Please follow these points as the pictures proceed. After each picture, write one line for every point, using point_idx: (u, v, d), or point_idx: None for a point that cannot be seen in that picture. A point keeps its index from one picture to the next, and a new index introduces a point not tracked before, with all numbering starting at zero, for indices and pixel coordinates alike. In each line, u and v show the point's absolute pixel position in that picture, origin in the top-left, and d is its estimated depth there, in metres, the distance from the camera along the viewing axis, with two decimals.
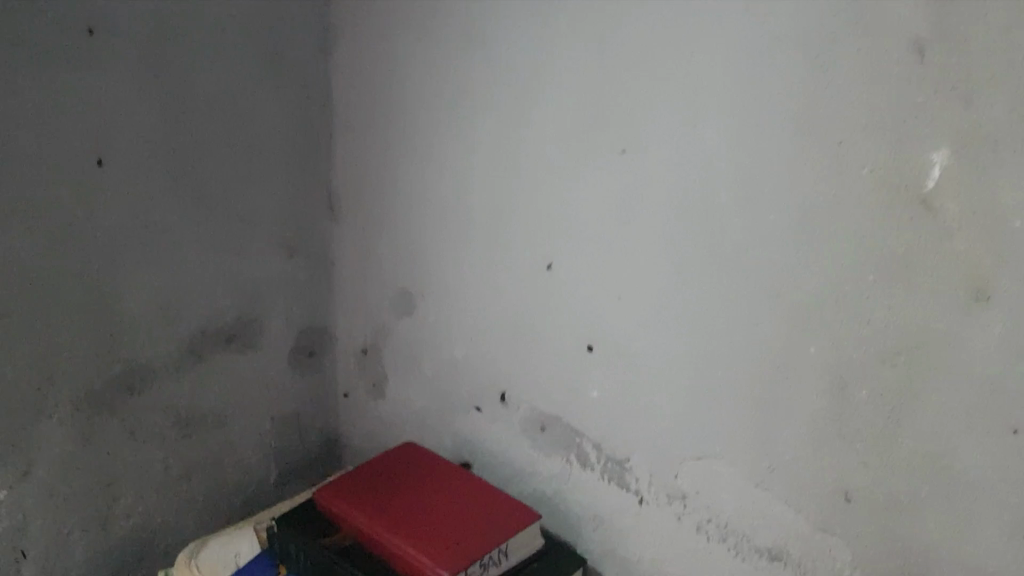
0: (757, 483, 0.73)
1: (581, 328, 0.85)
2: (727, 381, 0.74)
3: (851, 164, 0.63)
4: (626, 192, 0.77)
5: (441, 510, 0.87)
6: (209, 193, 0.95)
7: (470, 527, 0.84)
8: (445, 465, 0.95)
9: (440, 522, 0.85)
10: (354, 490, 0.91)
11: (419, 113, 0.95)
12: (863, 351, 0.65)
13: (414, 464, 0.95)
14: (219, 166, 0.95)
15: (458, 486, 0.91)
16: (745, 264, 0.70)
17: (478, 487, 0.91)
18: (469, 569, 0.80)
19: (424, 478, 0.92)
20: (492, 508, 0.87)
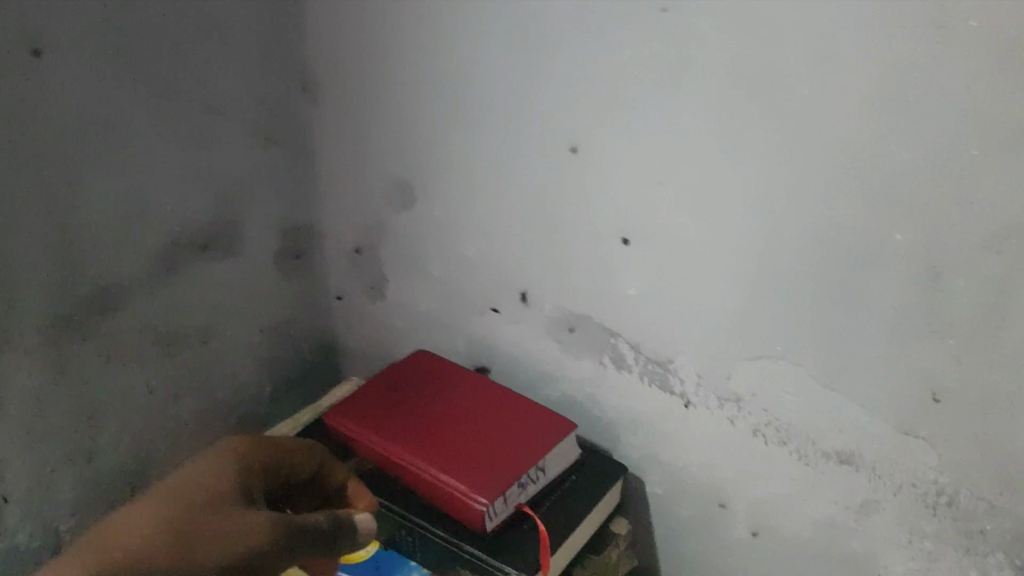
0: (828, 385, 0.68)
1: (614, 219, 0.76)
2: (793, 273, 0.66)
3: (957, 16, 0.53)
4: (670, 61, 0.67)
5: (465, 426, 0.80)
6: (167, 82, 0.81)
7: (502, 443, 0.78)
8: (461, 374, 0.88)
9: (467, 439, 0.78)
10: (365, 405, 0.83)
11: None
12: (963, 237, 0.57)
13: (427, 374, 0.87)
14: (179, 46, 0.81)
15: (479, 396, 0.84)
16: (822, 140, 0.61)
17: (500, 396, 0.84)
18: (508, 493, 0.73)
19: (440, 388, 0.85)
20: (521, 420, 0.81)
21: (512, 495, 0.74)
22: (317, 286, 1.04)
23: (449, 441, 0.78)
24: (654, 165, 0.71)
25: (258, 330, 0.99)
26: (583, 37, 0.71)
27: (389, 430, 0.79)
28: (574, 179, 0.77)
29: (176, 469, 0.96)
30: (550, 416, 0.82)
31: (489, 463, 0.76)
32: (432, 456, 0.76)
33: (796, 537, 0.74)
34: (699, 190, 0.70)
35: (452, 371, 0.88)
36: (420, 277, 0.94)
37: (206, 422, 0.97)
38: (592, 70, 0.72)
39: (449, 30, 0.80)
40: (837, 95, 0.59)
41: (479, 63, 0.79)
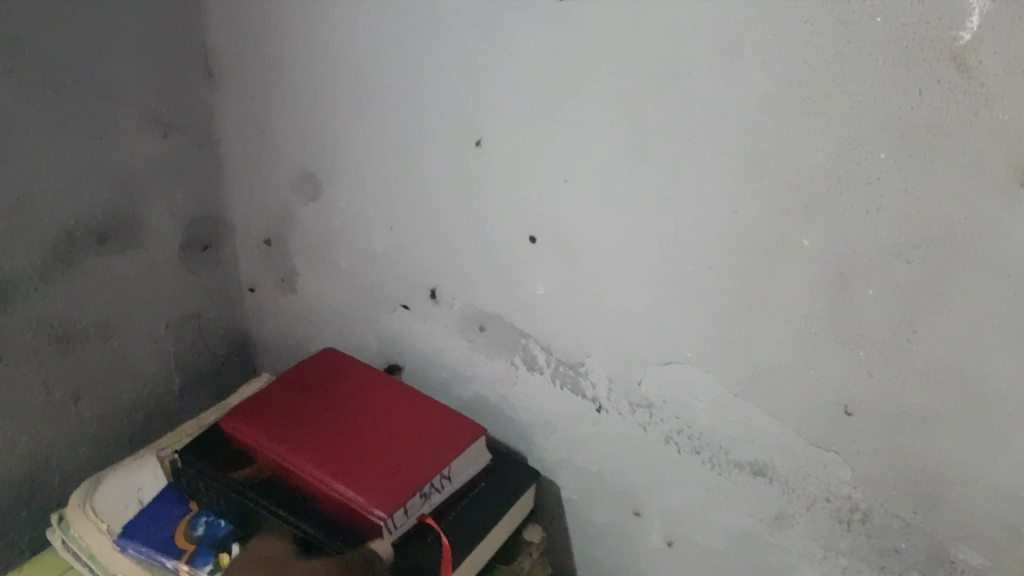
0: (735, 393, 0.64)
1: (520, 215, 0.72)
2: (700, 276, 0.63)
3: (864, 9, 0.49)
4: (574, 50, 0.63)
5: (369, 434, 0.75)
6: (53, 64, 0.74)
7: (406, 451, 0.73)
8: (371, 381, 0.83)
9: (370, 447, 0.74)
10: (266, 413, 0.78)
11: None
12: (871, 244, 0.53)
13: (336, 382, 0.83)
14: (68, 27, 0.74)
15: (387, 405, 0.79)
16: (726, 138, 0.57)
17: (410, 404, 0.79)
18: (408, 504, 0.68)
19: (347, 397, 0.80)
20: (429, 427, 0.76)
21: (416, 505, 0.70)
22: (229, 278, 0.99)
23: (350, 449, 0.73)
24: (558, 161, 0.68)
25: (165, 324, 0.93)
26: (486, 21, 0.67)
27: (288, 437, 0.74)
28: (481, 173, 0.73)
29: (78, 473, 0.88)
30: (461, 422, 0.77)
31: (391, 471, 0.71)
32: (330, 463, 0.71)
33: (710, 546, 0.71)
34: (601, 188, 0.66)
35: (362, 379, 0.83)
36: (332, 269, 0.91)
37: (111, 420, 0.89)
38: (497, 57, 0.68)
39: (352, 12, 0.75)
40: (740, 90, 0.55)
41: (381, 49, 0.75)
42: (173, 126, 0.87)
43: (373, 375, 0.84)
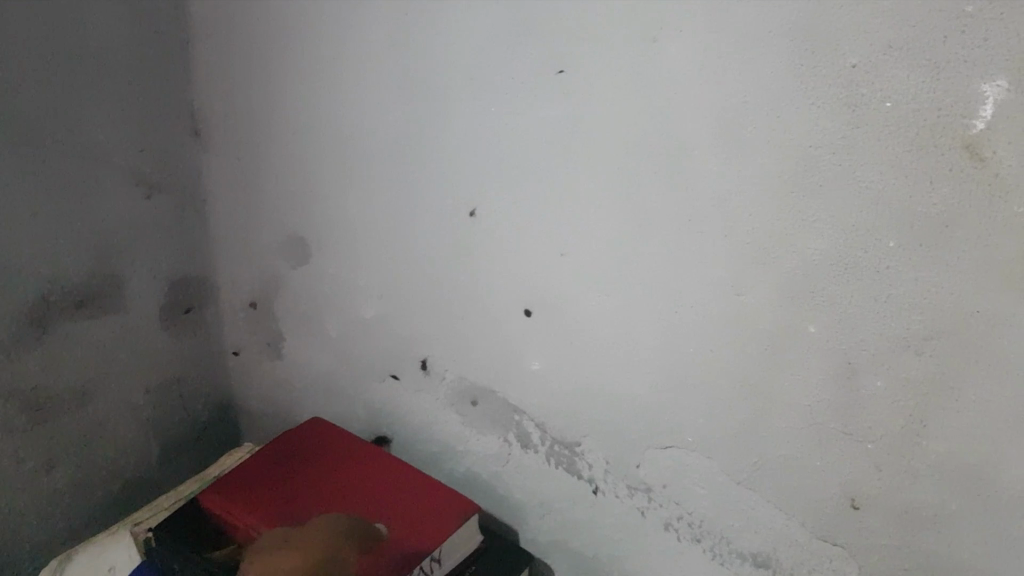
0: (737, 481, 0.61)
1: (515, 289, 0.70)
2: (700, 358, 0.60)
3: (871, 94, 0.47)
4: (571, 125, 0.61)
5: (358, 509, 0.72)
6: (34, 125, 0.72)
7: (397, 528, 0.70)
8: (358, 456, 0.80)
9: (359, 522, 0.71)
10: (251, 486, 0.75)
11: (300, 14, 0.75)
12: (879, 336, 0.51)
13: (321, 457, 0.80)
14: (53, 88, 0.73)
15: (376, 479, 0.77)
16: (728, 221, 0.55)
17: (399, 479, 0.77)
18: None
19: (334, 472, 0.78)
20: (421, 504, 0.73)
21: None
22: (213, 341, 0.97)
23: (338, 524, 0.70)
24: (554, 235, 0.66)
25: (145, 390, 0.89)
26: (481, 92, 0.66)
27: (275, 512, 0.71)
28: (474, 244, 0.71)
29: (50, 547, 0.84)
30: (453, 499, 0.74)
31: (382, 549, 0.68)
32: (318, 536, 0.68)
33: None
34: (597, 266, 0.64)
35: (349, 453, 0.81)
36: (320, 335, 0.88)
37: (86, 489, 0.86)
38: (492, 127, 0.66)
39: (344, 77, 0.74)
40: (740, 171, 0.54)
41: (372, 115, 0.74)
42: (157, 187, 0.85)
43: (363, 449, 0.81)
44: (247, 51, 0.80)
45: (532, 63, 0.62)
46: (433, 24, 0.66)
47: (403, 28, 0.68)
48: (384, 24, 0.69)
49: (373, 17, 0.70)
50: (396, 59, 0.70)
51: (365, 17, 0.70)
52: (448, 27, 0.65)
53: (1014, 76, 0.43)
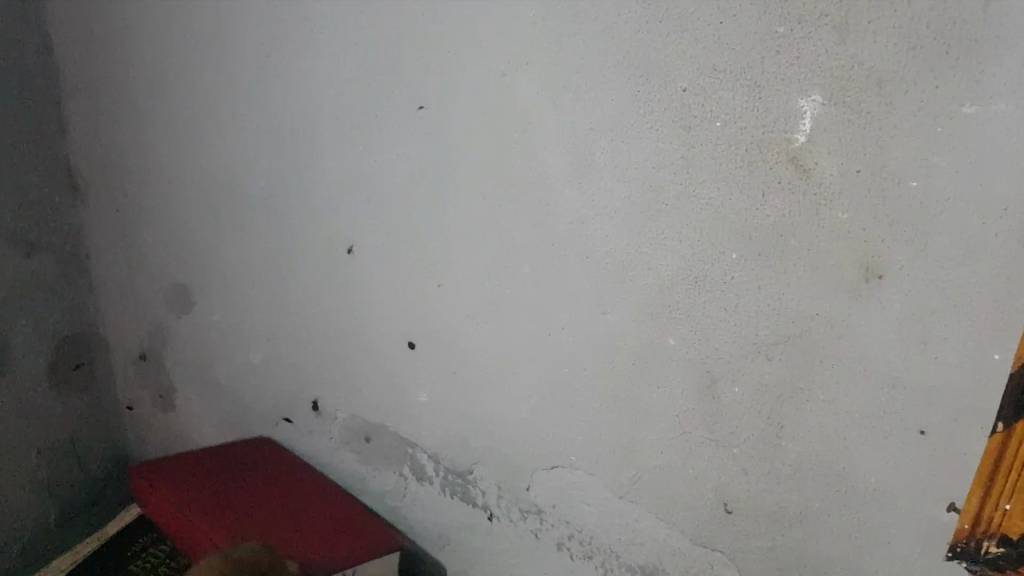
0: (620, 496, 0.62)
1: (398, 323, 0.71)
2: (575, 378, 0.62)
3: (703, 115, 0.50)
4: (435, 158, 0.63)
5: (279, 521, 0.71)
6: None
7: (316, 542, 0.68)
8: (289, 479, 0.78)
9: (274, 530, 0.69)
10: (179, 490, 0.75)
11: (173, 66, 0.76)
12: (732, 344, 0.53)
13: (257, 472, 0.79)
14: None
15: (307, 502, 0.75)
16: (590, 242, 0.57)
17: (331, 505, 0.75)
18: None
19: (265, 489, 0.76)
20: (345, 527, 0.71)
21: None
22: (105, 398, 0.96)
23: (252, 528, 0.69)
24: (430, 265, 0.67)
25: (38, 452, 0.87)
26: (349, 131, 0.67)
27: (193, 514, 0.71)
28: (354, 283, 0.72)
29: None
30: (373, 537, 0.71)
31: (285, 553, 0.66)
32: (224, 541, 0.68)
33: None
34: (474, 294, 0.65)
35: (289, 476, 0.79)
36: (212, 384, 0.88)
37: None
38: (361, 164, 0.67)
39: (220, 124, 0.75)
40: (591, 193, 0.56)
41: (247, 161, 0.74)
42: (36, 245, 0.84)
43: (293, 476, 0.79)
44: (127, 104, 0.81)
45: (393, 101, 0.64)
46: (298, 68, 0.68)
47: (270, 73, 0.70)
48: (252, 69, 0.71)
49: (241, 64, 0.71)
50: (266, 103, 0.71)
51: (234, 64, 0.71)
52: (312, 69, 0.67)
53: (827, 90, 0.45)
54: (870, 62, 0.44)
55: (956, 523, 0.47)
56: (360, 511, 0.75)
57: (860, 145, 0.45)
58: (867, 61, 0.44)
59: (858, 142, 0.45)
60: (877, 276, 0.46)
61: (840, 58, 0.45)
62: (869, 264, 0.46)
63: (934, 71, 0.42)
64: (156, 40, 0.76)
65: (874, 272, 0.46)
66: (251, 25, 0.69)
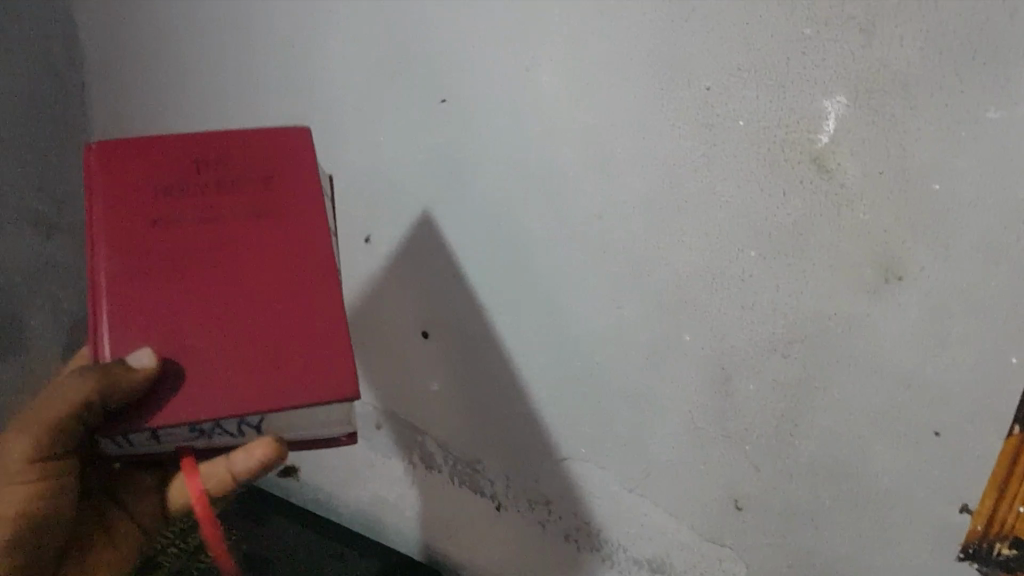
0: (629, 488, 0.63)
1: (412, 311, 0.71)
2: (587, 371, 0.62)
3: (726, 114, 0.50)
4: (454, 147, 0.64)
5: (214, 272, 0.47)
6: None
7: (232, 323, 0.46)
8: (242, 190, 0.49)
9: (212, 313, 0.46)
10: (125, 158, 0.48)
11: (204, 52, 0.78)
12: (746, 342, 0.53)
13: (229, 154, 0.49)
14: None
15: (283, 216, 0.49)
16: (606, 235, 0.58)
17: (307, 253, 0.48)
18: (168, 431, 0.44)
19: (242, 163, 0.49)
20: (291, 319, 0.47)
21: (177, 437, 0.46)
22: None
23: (170, 295, 0.46)
24: (446, 255, 0.67)
25: None
26: (371, 119, 0.68)
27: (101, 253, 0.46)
28: (371, 270, 0.73)
29: None
30: (339, 343, 0.46)
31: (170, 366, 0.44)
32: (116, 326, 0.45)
33: None
34: (489, 284, 0.65)
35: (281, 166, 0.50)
36: None
37: None
38: (380, 152, 0.68)
39: (245, 110, 0.77)
40: (610, 187, 0.57)
41: None
42: (57, 227, 0.86)
43: (279, 194, 0.49)
44: (155, 88, 0.84)
45: (415, 90, 0.64)
46: (325, 56, 0.69)
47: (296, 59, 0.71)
48: (281, 55, 0.72)
49: (270, 50, 0.72)
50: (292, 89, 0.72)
51: (265, 51, 0.73)
52: (338, 56, 0.68)
53: (852, 92, 0.46)
54: (897, 65, 0.44)
55: (967, 525, 0.48)
56: (327, 259, 0.48)
57: (884, 147, 0.45)
58: (895, 63, 0.44)
59: (881, 144, 0.45)
60: (897, 277, 0.47)
61: (866, 61, 0.45)
62: (888, 265, 0.47)
63: (962, 78, 0.42)
64: (188, 25, 0.78)
65: (893, 273, 0.47)
66: (282, 11, 0.70)
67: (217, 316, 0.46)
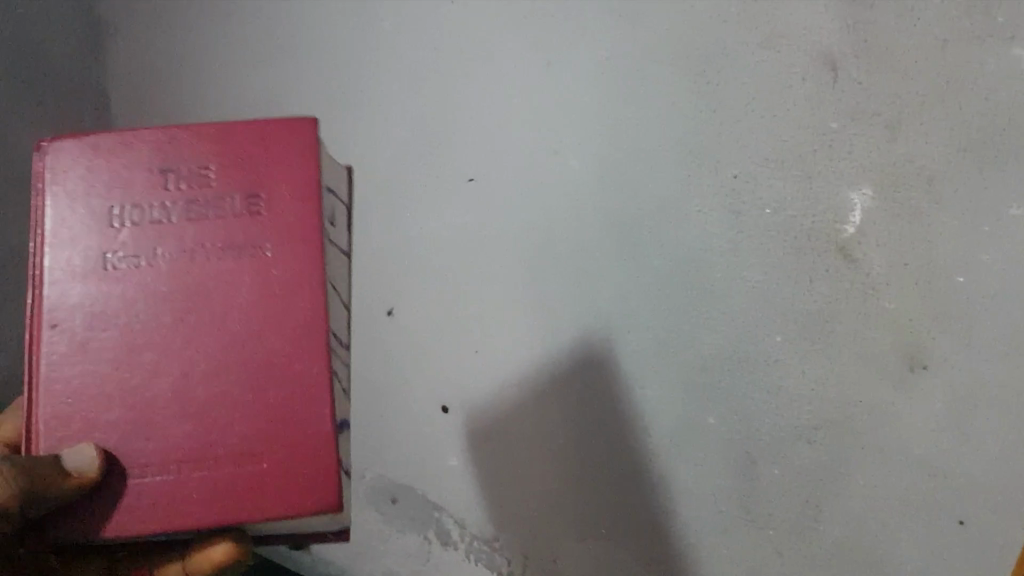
0: (651, 570, 0.61)
1: (434, 386, 0.72)
2: (609, 451, 0.62)
3: (753, 203, 0.52)
4: (481, 227, 0.66)
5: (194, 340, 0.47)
6: None
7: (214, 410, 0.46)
8: (230, 230, 0.48)
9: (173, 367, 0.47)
10: (97, 171, 0.48)
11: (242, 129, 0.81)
12: (770, 427, 0.53)
13: (212, 166, 0.48)
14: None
15: (265, 257, 0.48)
16: (630, 315, 0.59)
17: (291, 297, 0.47)
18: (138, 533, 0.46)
19: (229, 187, 0.48)
20: (276, 406, 0.46)
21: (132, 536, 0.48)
22: None
23: (141, 347, 0.47)
24: (470, 331, 0.68)
25: None
26: (402, 197, 0.71)
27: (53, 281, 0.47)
28: (392, 346, 0.74)
29: None
30: (315, 437, 0.46)
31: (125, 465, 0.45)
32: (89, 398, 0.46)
33: None
34: (513, 362, 0.66)
35: (272, 179, 0.48)
36: None
37: None
38: (410, 228, 0.71)
39: None
40: (634, 270, 0.58)
41: None
42: None
43: (269, 249, 0.48)
44: None
45: (445, 173, 0.68)
46: (363, 135, 0.73)
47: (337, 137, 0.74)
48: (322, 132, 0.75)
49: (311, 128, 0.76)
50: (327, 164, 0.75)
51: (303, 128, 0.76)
52: (381, 135, 0.72)
53: (876, 185, 0.47)
54: (922, 160, 0.46)
55: None
56: (321, 339, 0.47)
57: (911, 238, 0.47)
58: (919, 158, 0.46)
59: (907, 234, 0.47)
60: (921, 365, 0.47)
61: (891, 155, 0.47)
62: (913, 354, 0.47)
63: (985, 172, 0.44)
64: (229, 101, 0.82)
65: (918, 361, 0.47)
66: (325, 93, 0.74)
67: (179, 381, 0.46)
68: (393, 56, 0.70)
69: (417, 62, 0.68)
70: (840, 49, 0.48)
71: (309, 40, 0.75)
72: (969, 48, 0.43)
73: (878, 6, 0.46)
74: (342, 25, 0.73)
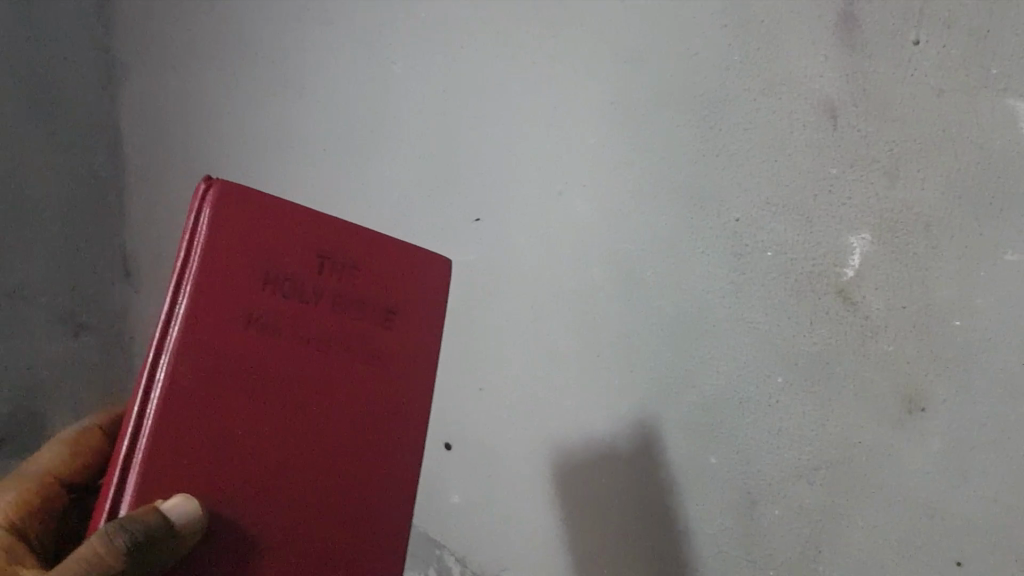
0: None
1: (439, 425, 0.73)
2: (606, 491, 0.61)
3: (755, 245, 0.53)
4: (490, 264, 0.67)
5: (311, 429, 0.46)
6: None
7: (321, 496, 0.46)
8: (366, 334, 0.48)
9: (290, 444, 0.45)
10: (261, 233, 0.44)
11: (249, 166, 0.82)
12: (771, 467, 0.53)
13: (362, 264, 0.48)
14: None
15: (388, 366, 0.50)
16: (633, 354, 0.59)
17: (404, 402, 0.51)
18: None
19: (375, 292, 0.49)
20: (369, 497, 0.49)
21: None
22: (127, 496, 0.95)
23: (258, 417, 0.44)
24: (477, 368, 0.69)
25: None
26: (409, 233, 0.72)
27: (191, 329, 0.41)
28: None
29: None
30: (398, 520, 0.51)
31: (227, 522, 0.42)
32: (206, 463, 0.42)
33: None
34: (517, 400, 0.66)
35: (410, 300, 0.51)
36: None
37: None
38: None
39: None
40: (638, 310, 0.59)
41: None
42: (84, 327, 0.87)
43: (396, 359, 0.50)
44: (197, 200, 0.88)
45: (455, 211, 0.69)
46: (371, 174, 0.74)
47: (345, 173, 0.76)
48: (328, 172, 0.77)
49: (322, 167, 0.77)
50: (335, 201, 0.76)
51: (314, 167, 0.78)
52: (389, 174, 0.73)
53: (875, 230, 0.49)
54: (919, 207, 0.47)
55: None
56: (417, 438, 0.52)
57: (908, 282, 0.48)
58: (916, 205, 0.47)
59: (905, 278, 0.48)
60: (920, 408, 0.48)
61: (889, 202, 0.48)
62: (912, 396, 0.48)
63: (981, 220, 0.45)
64: (240, 142, 0.83)
65: (916, 404, 0.48)
66: (338, 132, 0.76)
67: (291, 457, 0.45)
68: (403, 99, 0.72)
69: (428, 102, 0.70)
70: (839, 98, 0.49)
71: (321, 80, 0.77)
72: (966, 98, 0.45)
73: (877, 56, 0.48)
74: (356, 67, 0.75)
